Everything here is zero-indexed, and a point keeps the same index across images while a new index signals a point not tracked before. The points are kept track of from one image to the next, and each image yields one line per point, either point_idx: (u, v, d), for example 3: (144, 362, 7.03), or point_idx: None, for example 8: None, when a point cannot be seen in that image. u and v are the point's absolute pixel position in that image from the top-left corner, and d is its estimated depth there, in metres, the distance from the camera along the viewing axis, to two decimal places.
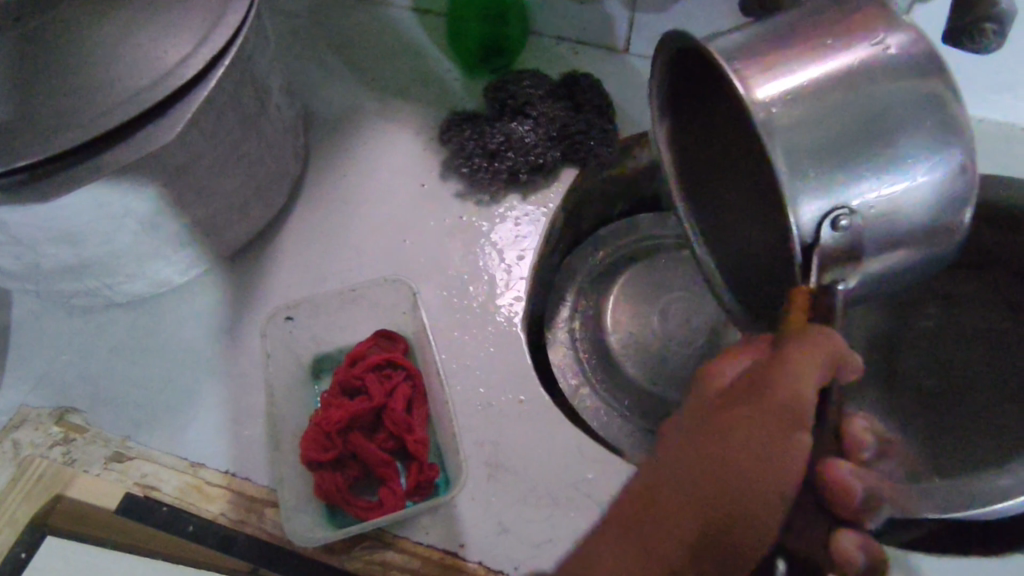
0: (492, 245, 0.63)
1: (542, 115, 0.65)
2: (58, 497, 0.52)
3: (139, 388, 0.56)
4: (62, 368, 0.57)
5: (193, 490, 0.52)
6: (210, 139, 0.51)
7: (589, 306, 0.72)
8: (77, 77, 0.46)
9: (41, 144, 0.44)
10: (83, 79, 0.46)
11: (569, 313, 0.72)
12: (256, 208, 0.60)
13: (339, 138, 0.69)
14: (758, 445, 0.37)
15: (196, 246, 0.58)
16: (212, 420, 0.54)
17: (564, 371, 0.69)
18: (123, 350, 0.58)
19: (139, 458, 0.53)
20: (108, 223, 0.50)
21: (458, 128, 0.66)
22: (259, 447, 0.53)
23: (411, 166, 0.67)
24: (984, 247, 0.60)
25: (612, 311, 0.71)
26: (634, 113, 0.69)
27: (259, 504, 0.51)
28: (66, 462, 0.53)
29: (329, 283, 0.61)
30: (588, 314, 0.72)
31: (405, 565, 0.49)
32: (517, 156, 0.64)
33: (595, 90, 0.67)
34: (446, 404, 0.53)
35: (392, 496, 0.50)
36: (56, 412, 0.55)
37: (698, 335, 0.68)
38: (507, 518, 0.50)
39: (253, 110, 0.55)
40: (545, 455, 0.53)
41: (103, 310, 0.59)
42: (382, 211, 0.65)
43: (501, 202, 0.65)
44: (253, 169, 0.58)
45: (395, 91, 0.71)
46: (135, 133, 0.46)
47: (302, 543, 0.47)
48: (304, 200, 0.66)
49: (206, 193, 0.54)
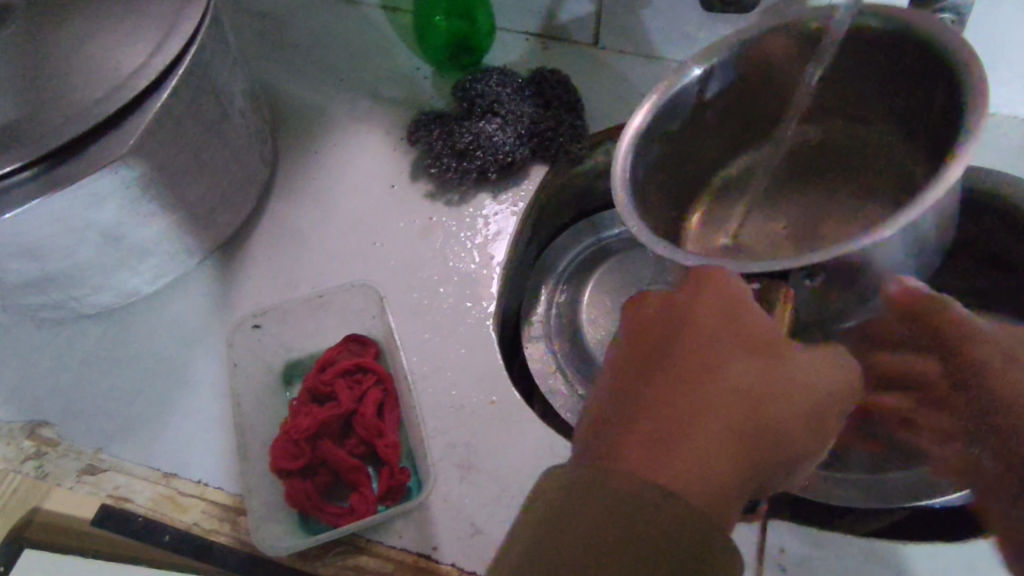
0: (462, 245, 0.63)
1: (510, 113, 0.64)
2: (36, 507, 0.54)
3: (111, 399, 0.56)
4: (33, 381, 0.57)
5: (167, 501, 0.52)
6: (170, 149, 0.51)
7: (564, 302, 0.72)
8: (29, 91, 0.46)
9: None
10: (36, 93, 0.45)
11: (544, 310, 0.72)
12: (223, 214, 0.60)
13: (308, 140, 0.68)
14: (809, 405, 0.41)
15: (163, 255, 0.58)
16: (185, 428, 0.55)
17: (540, 368, 0.69)
18: (94, 362, 0.58)
19: (111, 470, 0.53)
20: (69, 238, 0.50)
21: (426, 129, 0.65)
22: (233, 456, 0.53)
23: (381, 167, 0.67)
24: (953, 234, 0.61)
25: (587, 306, 0.71)
26: (604, 107, 0.69)
27: (232, 514, 0.51)
28: (39, 476, 0.53)
29: (299, 288, 0.61)
30: (564, 310, 0.72)
31: (381, 569, 0.49)
32: (487, 155, 0.63)
33: (563, 85, 0.67)
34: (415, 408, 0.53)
35: (363, 502, 0.50)
36: (27, 426, 0.55)
37: None
38: (481, 520, 0.50)
39: (215, 117, 0.55)
40: (517, 454, 0.53)
41: (73, 321, 0.59)
42: (352, 213, 0.65)
43: (471, 202, 0.65)
44: (218, 176, 0.57)
45: (364, 92, 0.70)
46: (89, 146, 0.46)
47: (277, 553, 0.48)
48: (273, 205, 0.65)
49: (169, 202, 0.54)
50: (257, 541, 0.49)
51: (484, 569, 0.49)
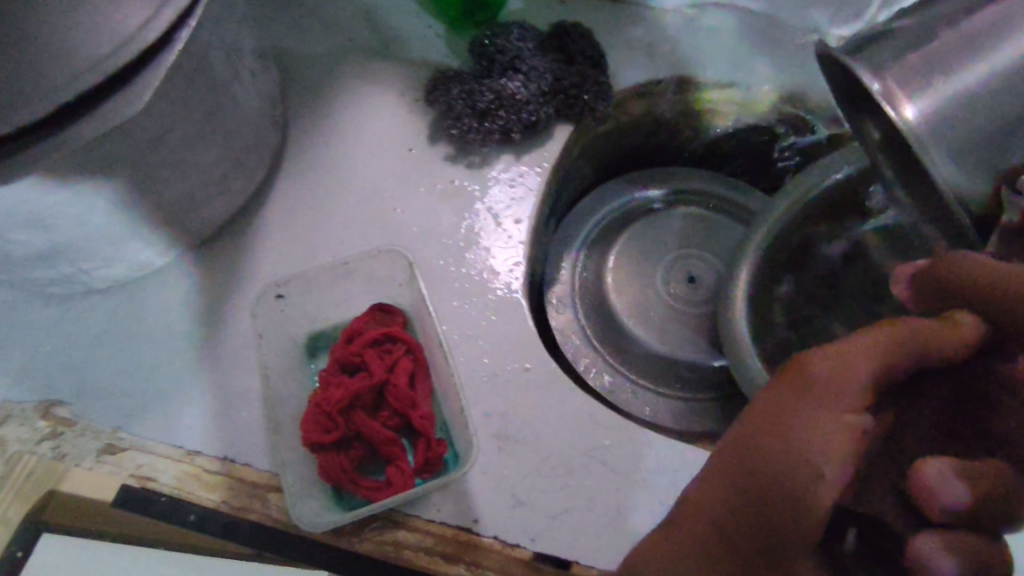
0: (485, 209, 0.60)
1: (533, 70, 0.61)
2: (53, 491, 0.51)
3: (126, 377, 0.53)
4: (44, 360, 0.54)
5: (192, 479, 0.50)
6: (179, 110, 0.47)
7: (589, 268, 0.70)
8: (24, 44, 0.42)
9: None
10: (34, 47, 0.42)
11: (569, 275, 0.70)
12: (236, 181, 0.57)
13: (318, 103, 0.65)
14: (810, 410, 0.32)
15: (173, 225, 0.54)
16: (207, 405, 0.52)
17: (568, 337, 0.66)
18: (106, 338, 0.55)
19: (132, 449, 0.51)
20: (75, 207, 0.46)
21: (445, 87, 0.62)
22: (260, 431, 0.51)
23: (398, 130, 0.64)
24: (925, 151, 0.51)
25: (613, 272, 0.69)
26: (630, 61, 0.65)
27: (262, 491, 0.49)
28: (57, 457, 0.51)
29: (319, 257, 0.59)
30: (589, 276, 0.70)
31: (420, 544, 0.47)
32: (510, 116, 0.60)
33: (587, 39, 0.63)
34: (451, 376, 0.51)
35: (400, 475, 0.48)
36: (41, 406, 0.53)
37: (698, 295, 0.67)
38: (521, 491, 0.49)
39: (226, 77, 0.51)
40: (555, 421, 0.51)
41: (81, 297, 0.56)
42: (369, 178, 0.62)
43: (494, 164, 0.62)
44: (230, 141, 0.54)
45: (375, 51, 0.67)
46: (99, 105, 0.42)
47: (314, 529, 0.46)
48: (286, 170, 0.62)
49: (181, 167, 0.51)
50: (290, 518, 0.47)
51: (528, 540, 0.48)
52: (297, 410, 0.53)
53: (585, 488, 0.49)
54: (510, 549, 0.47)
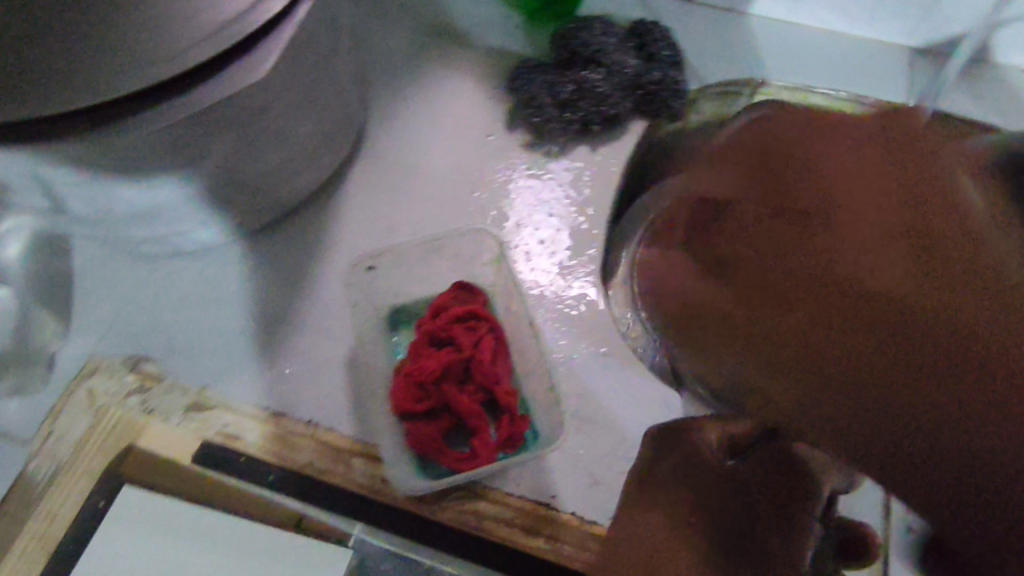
0: (561, 198, 0.62)
1: (615, 64, 0.62)
2: (131, 446, 0.52)
3: (212, 337, 0.55)
4: (131, 316, 0.55)
5: (277, 441, 0.51)
6: (288, 81, 0.48)
7: None
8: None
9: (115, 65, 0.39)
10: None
11: None
12: (325, 154, 0.58)
13: (399, 83, 0.66)
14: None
15: (264, 193, 0.55)
16: (290, 370, 0.54)
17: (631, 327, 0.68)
18: (192, 299, 0.56)
19: (219, 407, 0.53)
20: (186, 169, 0.48)
21: (529, 76, 0.63)
22: (343, 398, 0.52)
23: (479, 115, 0.65)
24: None
25: None
26: (703, 65, 0.68)
27: (345, 455, 0.51)
28: (144, 411, 0.52)
29: (400, 234, 0.60)
30: None
31: (500, 515, 0.49)
32: (591, 107, 0.61)
33: (667, 38, 0.65)
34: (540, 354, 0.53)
35: (484, 448, 0.49)
36: (129, 360, 0.54)
37: None
38: (597, 471, 0.50)
39: (329, 52, 0.51)
40: (631, 407, 0.53)
41: (168, 258, 0.58)
42: (447, 160, 0.63)
43: (570, 154, 0.63)
44: (325, 115, 0.55)
45: (457, 37, 0.68)
46: (228, 68, 0.42)
47: (418, 492, 0.48)
48: (369, 146, 0.63)
49: (280, 137, 0.51)
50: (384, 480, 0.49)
51: (604, 519, 0.49)
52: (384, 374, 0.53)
53: None
54: (587, 525, 0.49)
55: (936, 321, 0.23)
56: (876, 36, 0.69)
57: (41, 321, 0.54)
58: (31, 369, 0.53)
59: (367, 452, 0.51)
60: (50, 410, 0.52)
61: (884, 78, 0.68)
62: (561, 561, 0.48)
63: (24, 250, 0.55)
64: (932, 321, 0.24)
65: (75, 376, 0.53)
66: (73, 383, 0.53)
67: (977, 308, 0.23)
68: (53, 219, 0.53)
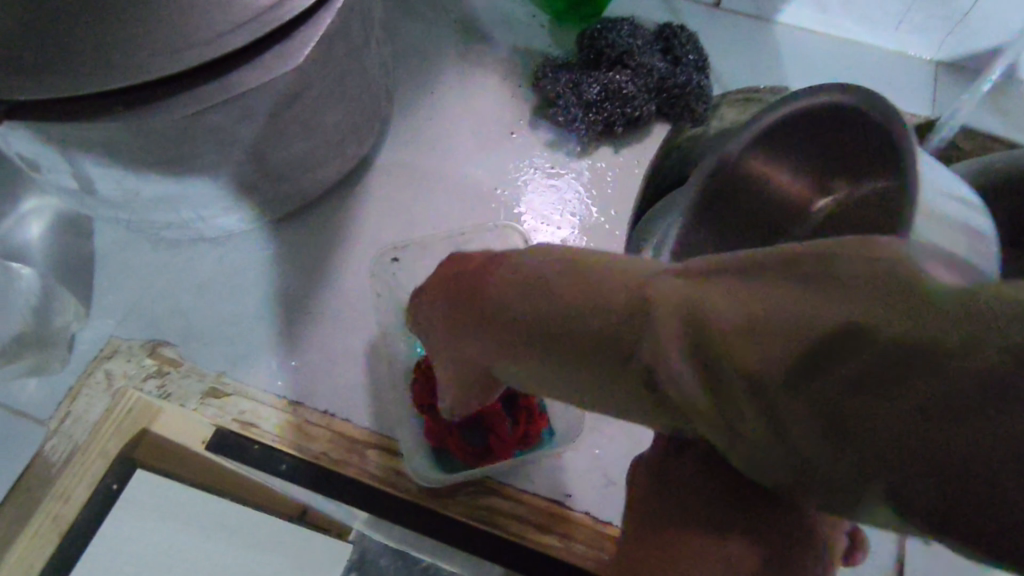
0: (582, 199, 0.62)
1: (641, 66, 0.62)
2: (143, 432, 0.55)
3: (231, 324, 0.55)
4: (151, 300, 0.56)
5: (294, 429, 0.51)
6: (321, 70, 0.48)
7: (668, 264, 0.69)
8: None
9: (153, 47, 0.39)
10: None
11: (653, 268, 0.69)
12: (351, 145, 0.58)
13: (425, 79, 0.66)
14: None
15: (290, 182, 0.55)
16: (308, 360, 0.54)
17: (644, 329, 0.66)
18: (212, 286, 0.56)
19: (236, 394, 0.52)
20: (214, 156, 0.48)
21: (555, 75, 0.63)
22: (361, 389, 0.53)
23: (503, 113, 0.65)
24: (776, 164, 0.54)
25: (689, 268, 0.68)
26: (728, 72, 0.68)
27: (362, 446, 0.51)
28: (162, 396, 0.52)
29: (421, 229, 0.60)
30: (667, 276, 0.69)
31: (514, 512, 0.49)
32: (615, 108, 0.61)
33: (693, 42, 0.65)
34: None
35: (501, 445, 0.49)
36: (148, 344, 0.54)
37: None
38: (614, 471, 0.50)
39: (361, 43, 0.51)
40: None
41: (190, 244, 0.58)
42: (469, 157, 0.63)
43: (592, 155, 0.64)
44: (354, 105, 0.55)
45: (483, 34, 0.68)
46: (263, 55, 0.42)
47: (436, 484, 0.48)
48: (393, 140, 0.64)
49: (309, 126, 0.52)
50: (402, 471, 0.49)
51: (618, 519, 0.49)
52: (405, 367, 0.53)
53: None
54: (601, 525, 0.49)
55: (790, 347, 0.24)
56: (902, 48, 0.69)
57: (62, 302, 0.54)
58: (51, 348, 0.53)
59: (384, 444, 0.51)
60: (69, 390, 0.53)
61: (908, 90, 0.68)
62: (574, 559, 0.48)
63: (46, 232, 0.57)
64: (784, 356, 0.24)
65: (94, 358, 0.54)
66: (92, 364, 0.53)
67: (774, 302, 0.24)
68: (78, 198, 0.53)
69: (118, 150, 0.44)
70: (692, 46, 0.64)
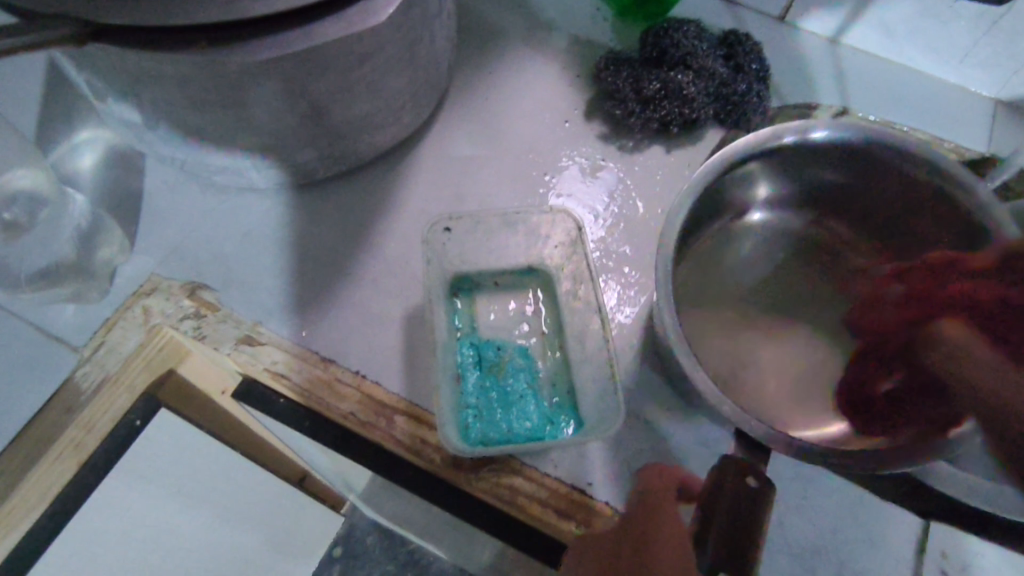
0: (629, 193, 0.61)
1: (705, 68, 0.61)
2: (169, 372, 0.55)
3: (269, 277, 0.55)
4: (194, 244, 0.56)
5: (324, 386, 0.51)
6: (396, 31, 0.47)
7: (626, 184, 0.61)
8: None
9: None
10: None
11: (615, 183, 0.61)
12: (408, 115, 0.58)
13: (483, 59, 0.66)
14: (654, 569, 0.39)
15: (346, 143, 0.56)
16: (342, 320, 0.54)
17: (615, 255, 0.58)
18: (255, 236, 0.57)
19: (270, 344, 0.52)
20: (278, 104, 0.48)
21: (616, 68, 0.63)
22: (394, 355, 0.52)
23: (558, 100, 0.65)
24: (854, 161, 0.53)
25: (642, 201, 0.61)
26: (786, 87, 0.67)
27: (389, 411, 0.50)
28: (197, 337, 0.52)
29: (467, 204, 0.60)
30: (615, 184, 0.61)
31: (534, 493, 0.48)
32: (674, 107, 0.60)
33: (757, 51, 0.64)
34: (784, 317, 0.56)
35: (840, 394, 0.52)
36: (188, 286, 0.54)
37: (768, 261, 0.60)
38: (637, 466, 0.49)
39: (434, 11, 0.51)
40: (677, 408, 0.52)
41: (237, 193, 0.58)
42: (522, 140, 0.63)
43: (644, 151, 0.63)
44: (418, 74, 0.55)
45: (546, 21, 0.68)
46: (347, 10, 0.42)
47: (465, 453, 0.47)
48: (447, 115, 0.63)
49: (375, 87, 0.51)
50: (434, 439, 0.49)
51: None
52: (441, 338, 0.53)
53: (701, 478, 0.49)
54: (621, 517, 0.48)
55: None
56: (964, 80, 0.68)
57: (109, 234, 0.55)
58: (92, 279, 0.54)
59: (410, 412, 0.50)
60: (106, 321, 0.53)
61: (968, 124, 0.67)
62: None
63: (98, 163, 0.57)
64: None
65: (132, 293, 0.54)
66: (131, 299, 0.53)
67: None
68: (136, 132, 0.53)
69: (187, 87, 0.44)
70: (758, 55, 0.64)
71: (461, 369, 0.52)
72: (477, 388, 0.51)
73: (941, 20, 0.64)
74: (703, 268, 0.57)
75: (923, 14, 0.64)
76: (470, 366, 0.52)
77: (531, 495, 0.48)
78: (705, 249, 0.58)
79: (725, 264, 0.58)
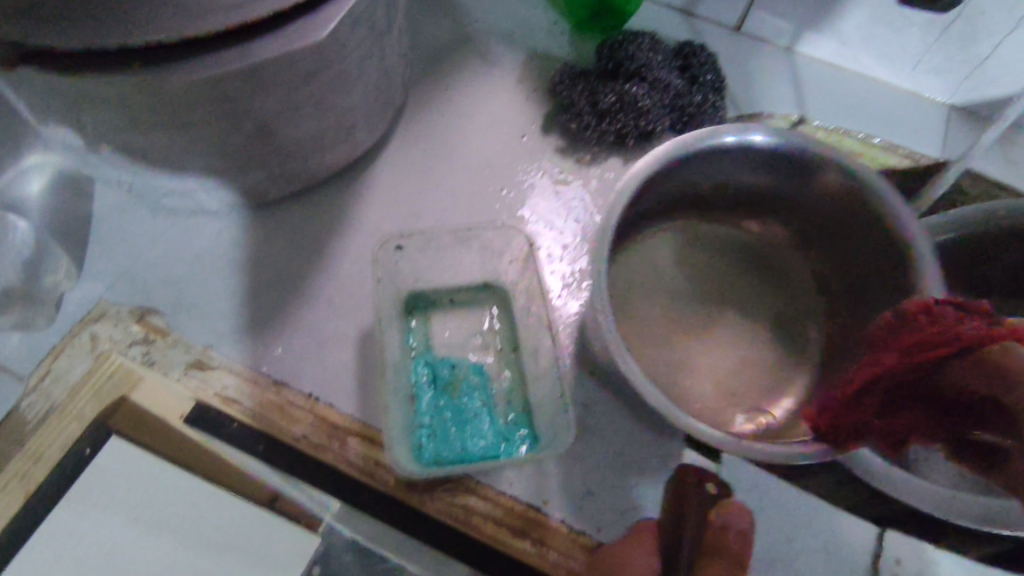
0: (586, 207, 0.61)
1: (659, 80, 0.61)
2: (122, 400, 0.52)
3: (219, 300, 0.54)
4: (144, 268, 0.55)
5: (276, 410, 0.50)
6: (343, 51, 0.47)
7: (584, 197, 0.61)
8: None
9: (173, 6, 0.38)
10: None
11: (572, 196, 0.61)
12: (361, 132, 0.57)
13: (440, 75, 0.66)
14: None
15: (298, 163, 0.55)
16: (295, 342, 0.53)
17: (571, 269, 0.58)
18: (207, 258, 0.56)
19: (221, 369, 0.51)
20: (223, 126, 0.47)
21: (572, 82, 0.63)
22: (348, 376, 0.52)
23: (514, 115, 0.65)
24: (789, 174, 0.53)
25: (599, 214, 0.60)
26: (742, 97, 0.68)
27: (342, 433, 0.50)
28: (145, 363, 0.51)
29: (422, 221, 0.60)
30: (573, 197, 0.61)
31: (487, 512, 0.48)
32: (629, 120, 0.60)
33: (711, 62, 0.64)
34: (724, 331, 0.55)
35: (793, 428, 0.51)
36: (136, 312, 0.54)
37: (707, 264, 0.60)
38: (593, 481, 0.49)
39: (382, 29, 0.51)
40: (634, 420, 0.51)
41: (189, 215, 0.58)
42: (477, 156, 0.63)
43: (601, 164, 0.63)
44: (370, 92, 0.54)
45: (503, 36, 0.68)
46: (288, 26, 0.42)
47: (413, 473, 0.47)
48: (401, 133, 0.63)
49: (324, 105, 0.51)
50: (387, 461, 0.49)
51: (594, 528, 0.48)
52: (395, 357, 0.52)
53: (657, 491, 0.49)
54: (576, 534, 0.47)
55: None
56: (918, 87, 0.69)
57: (54, 261, 0.55)
58: (39, 306, 0.54)
59: (363, 433, 0.50)
60: (53, 349, 0.52)
61: (924, 129, 0.68)
62: (545, 566, 0.46)
63: (46, 189, 0.57)
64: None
65: (81, 319, 0.53)
66: (79, 326, 0.53)
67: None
68: (81, 157, 0.52)
69: (127, 109, 0.44)
70: (713, 64, 0.64)
71: (415, 389, 0.51)
72: (431, 408, 0.50)
73: (893, 29, 0.65)
74: (645, 263, 0.58)
75: (877, 22, 0.65)
76: (425, 385, 0.51)
77: (485, 517, 0.48)
78: (646, 245, 0.59)
79: (660, 267, 0.58)
